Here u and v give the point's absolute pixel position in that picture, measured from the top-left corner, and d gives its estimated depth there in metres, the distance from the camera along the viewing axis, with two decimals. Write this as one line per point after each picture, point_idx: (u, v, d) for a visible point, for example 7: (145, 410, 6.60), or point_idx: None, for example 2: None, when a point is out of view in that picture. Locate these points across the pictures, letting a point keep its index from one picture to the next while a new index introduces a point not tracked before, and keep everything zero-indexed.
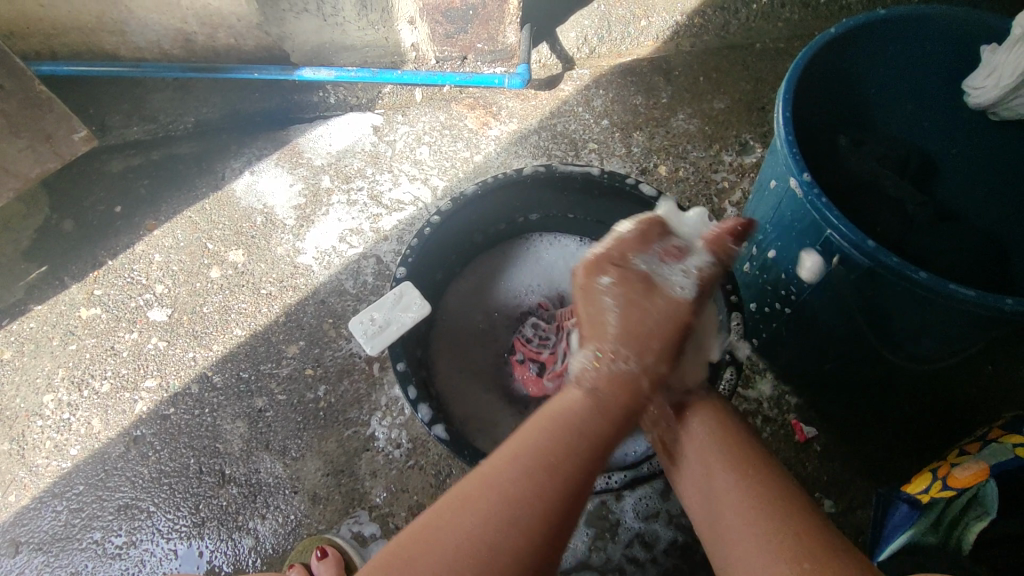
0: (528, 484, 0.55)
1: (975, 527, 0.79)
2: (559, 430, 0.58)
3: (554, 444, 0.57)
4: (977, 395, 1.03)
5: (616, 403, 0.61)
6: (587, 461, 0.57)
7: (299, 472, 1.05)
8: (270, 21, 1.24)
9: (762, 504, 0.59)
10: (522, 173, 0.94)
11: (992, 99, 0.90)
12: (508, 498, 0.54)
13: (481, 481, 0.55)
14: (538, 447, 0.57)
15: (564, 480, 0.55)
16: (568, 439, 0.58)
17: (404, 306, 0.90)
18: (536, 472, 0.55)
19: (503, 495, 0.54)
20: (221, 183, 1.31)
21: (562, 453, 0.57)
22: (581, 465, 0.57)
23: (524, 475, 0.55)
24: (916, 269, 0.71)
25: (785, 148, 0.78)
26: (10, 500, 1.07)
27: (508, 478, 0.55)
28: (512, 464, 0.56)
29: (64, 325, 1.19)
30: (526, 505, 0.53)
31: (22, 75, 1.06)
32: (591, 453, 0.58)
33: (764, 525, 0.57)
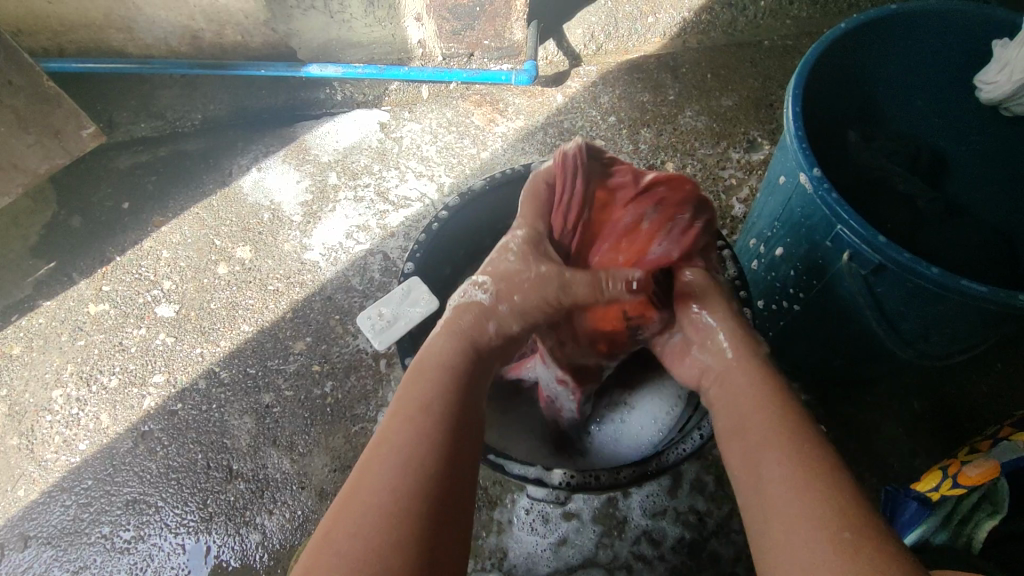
0: (414, 436, 0.57)
1: (985, 524, 0.79)
2: (430, 383, 0.62)
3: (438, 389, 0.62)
4: (987, 393, 1.03)
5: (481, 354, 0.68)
6: (460, 402, 0.62)
7: (306, 468, 1.05)
8: (277, 17, 1.24)
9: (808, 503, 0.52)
10: (531, 168, 0.95)
11: (1004, 93, 0.89)
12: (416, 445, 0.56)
13: (374, 456, 0.56)
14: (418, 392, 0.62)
15: (444, 423, 0.59)
16: (450, 395, 0.62)
17: (413, 301, 0.90)
18: (424, 415, 0.59)
19: (402, 463, 0.55)
20: (228, 180, 1.31)
21: (436, 403, 0.61)
22: (459, 411, 0.61)
23: (412, 436, 0.57)
24: (928, 265, 0.70)
25: (795, 143, 0.78)
26: (19, 494, 1.07)
27: (400, 431, 0.58)
28: (400, 428, 0.58)
29: (73, 321, 1.20)
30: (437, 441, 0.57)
31: (32, 71, 1.07)
32: (453, 394, 0.62)
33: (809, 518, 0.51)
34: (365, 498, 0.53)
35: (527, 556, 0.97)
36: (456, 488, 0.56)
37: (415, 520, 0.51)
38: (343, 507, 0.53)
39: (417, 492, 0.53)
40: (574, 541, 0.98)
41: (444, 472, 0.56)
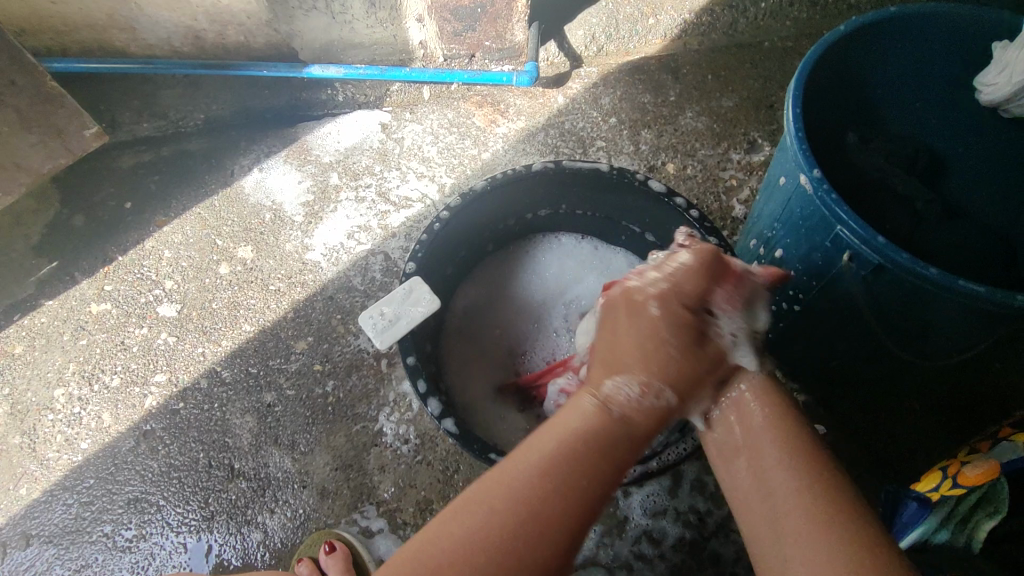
0: (553, 479, 0.53)
1: (985, 524, 0.80)
2: (580, 432, 0.56)
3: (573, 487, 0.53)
4: (987, 393, 1.03)
5: (636, 423, 0.58)
6: (603, 469, 0.55)
7: (307, 467, 1.05)
8: (280, 18, 1.25)
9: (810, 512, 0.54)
10: (531, 169, 0.93)
11: (1004, 95, 0.89)
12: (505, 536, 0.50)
13: (487, 490, 0.53)
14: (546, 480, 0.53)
15: (570, 486, 0.53)
16: (581, 448, 0.55)
17: (415, 301, 0.90)
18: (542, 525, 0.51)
19: (517, 513, 0.51)
20: (231, 180, 1.32)
21: (584, 460, 0.55)
22: (605, 481, 0.55)
23: (536, 481, 0.53)
24: (928, 265, 0.70)
25: (795, 144, 0.78)
26: (22, 493, 1.07)
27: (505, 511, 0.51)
28: (530, 464, 0.54)
29: (75, 320, 1.20)
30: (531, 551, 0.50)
31: (34, 70, 1.07)
32: (603, 463, 0.55)
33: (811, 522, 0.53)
34: (470, 526, 0.51)
35: None
36: None
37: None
38: (454, 520, 0.52)
39: (528, 546, 0.50)
40: None
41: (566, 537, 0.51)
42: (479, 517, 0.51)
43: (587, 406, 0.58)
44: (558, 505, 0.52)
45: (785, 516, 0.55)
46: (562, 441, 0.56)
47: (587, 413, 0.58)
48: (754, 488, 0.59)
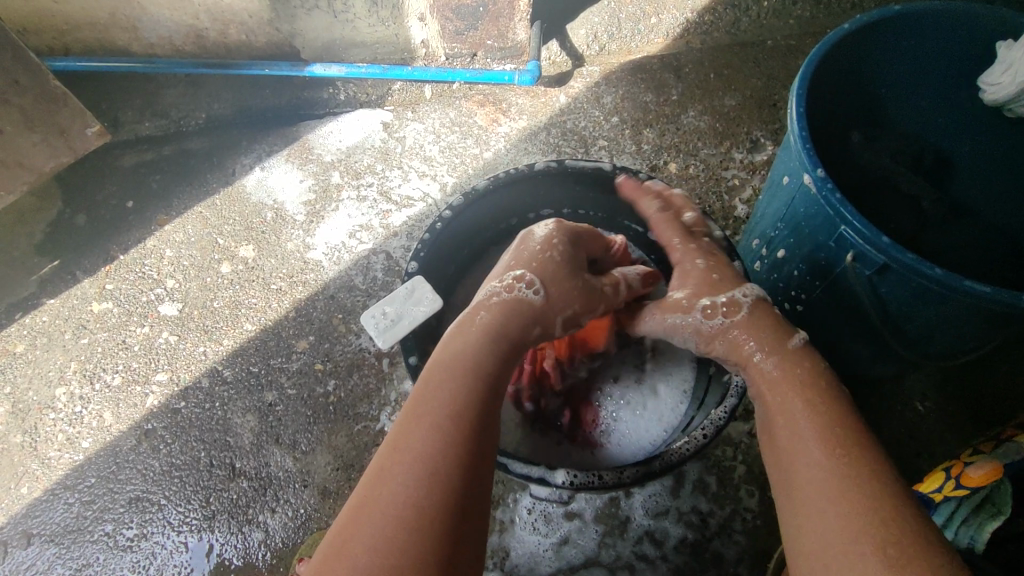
0: (443, 419, 0.61)
1: (989, 526, 0.79)
2: (453, 375, 0.65)
3: (461, 401, 0.63)
4: (991, 393, 1.02)
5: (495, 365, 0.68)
6: (481, 400, 0.64)
7: (309, 467, 1.05)
8: (281, 17, 1.24)
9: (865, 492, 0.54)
10: (534, 168, 0.94)
11: (1008, 96, 0.89)
12: (429, 458, 0.58)
13: (393, 460, 0.58)
14: (442, 405, 0.62)
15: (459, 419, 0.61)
16: (457, 388, 0.64)
17: (417, 299, 0.90)
18: (443, 430, 0.60)
19: (426, 463, 0.57)
20: (232, 179, 1.31)
21: (463, 397, 0.63)
22: (484, 409, 0.63)
23: (432, 430, 0.60)
24: (932, 265, 0.70)
25: (799, 143, 0.78)
26: (23, 492, 1.07)
27: (419, 440, 0.59)
28: (428, 419, 0.61)
29: (76, 319, 1.20)
30: (443, 460, 0.58)
31: (36, 69, 1.07)
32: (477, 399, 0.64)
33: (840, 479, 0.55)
34: (395, 476, 0.57)
35: (529, 556, 0.98)
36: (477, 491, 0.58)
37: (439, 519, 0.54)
38: (373, 489, 0.56)
39: (442, 494, 0.56)
40: (577, 541, 0.98)
41: (470, 475, 0.58)
42: (398, 456, 0.58)
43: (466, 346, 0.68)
44: (458, 443, 0.59)
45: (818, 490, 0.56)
46: (451, 371, 0.65)
47: (468, 338, 0.69)
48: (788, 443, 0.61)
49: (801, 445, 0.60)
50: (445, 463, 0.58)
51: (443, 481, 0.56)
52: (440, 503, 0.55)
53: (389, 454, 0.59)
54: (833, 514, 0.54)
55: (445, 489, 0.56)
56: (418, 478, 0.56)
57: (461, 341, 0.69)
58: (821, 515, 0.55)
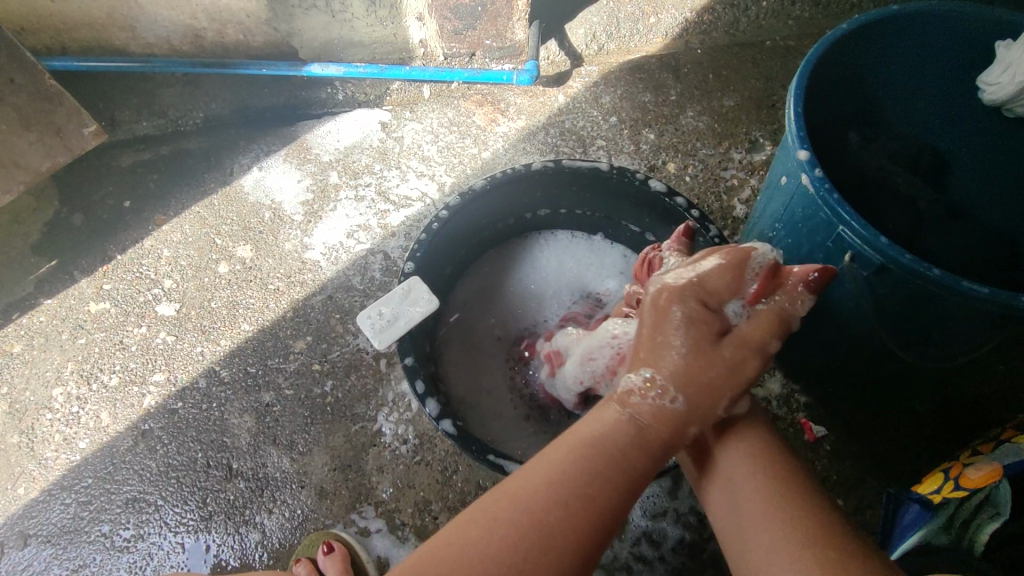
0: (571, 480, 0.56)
1: (988, 526, 0.78)
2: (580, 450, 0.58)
3: (587, 474, 0.57)
4: (989, 394, 1.02)
5: (658, 430, 0.60)
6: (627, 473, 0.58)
7: (306, 467, 1.05)
8: (279, 16, 1.24)
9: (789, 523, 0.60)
10: (531, 168, 0.93)
11: (1007, 95, 0.89)
12: (531, 532, 0.53)
13: (506, 500, 0.56)
14: (577, 470, 0.57)
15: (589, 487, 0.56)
16: (588, 442, 0.59)
17: (412, 300, 0.90)
18: (565, 505, 0.55)
19: (531, 524, 0.54)
20: (230, 179, 1.31)
21: (598, 460, 0.58)
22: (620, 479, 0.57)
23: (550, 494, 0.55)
24: (930, 266, 0.70)
25: (796, 144, 0.78)
26: (20, 492, 1.07)
27: (537, 503, 0.55)
28: (541, 491, 0.55)
29: (73, 319, 1.20)
30: (554, 535, 0.53)
31: (32, 67, 1.06)
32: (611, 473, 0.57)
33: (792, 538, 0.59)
34: (491, 542, 0.53)
35: None
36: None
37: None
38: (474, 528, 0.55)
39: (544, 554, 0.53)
40: None
41: (579, 547, 0.54)
42: (508, 505, 0.55)
43: (614, 415, 0.60)
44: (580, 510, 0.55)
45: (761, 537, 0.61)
46: (576, 444, 0.59)
47: (606, 419, 0.61)
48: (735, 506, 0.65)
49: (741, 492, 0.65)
50: (549, 539, 0.53)
51: (530, 552, 0.53)
52: (538, 573, 0.52)
53: (499, 506, 0.55)
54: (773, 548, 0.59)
55: (544, 562, 0.52)
56: (514, 533, 0.53)
57: (598, 418, 0.61)
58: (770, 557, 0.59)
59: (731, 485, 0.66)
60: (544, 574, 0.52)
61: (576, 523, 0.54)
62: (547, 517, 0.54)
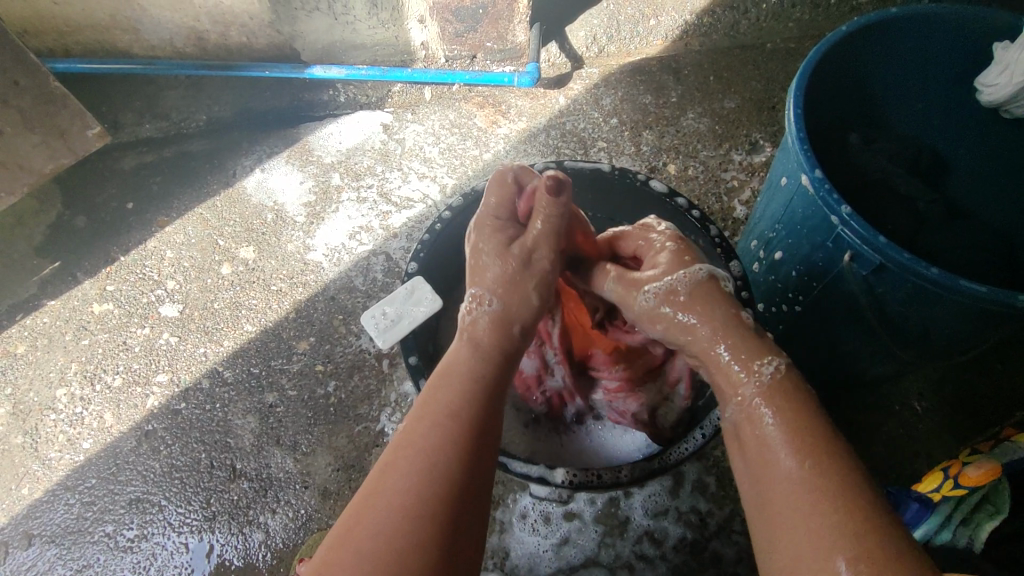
0: (436, 439, 0.59)
1: (987, 525, 0.80)
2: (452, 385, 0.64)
3: (461, 403, 0.63)
4: (987, 393, 1.03)
5: (481, 372, 0.66)
6: (473, 420, 0.62)
7: (309, 467, 1.05)
8: (282, 19, 1.25)
9: (818, 486, 0.52)
10: (533, 169, 0.94)
11: (1006, 96, 0.90)
12: (427, 469, 0.57)
13: (401, 448, 0.59)
14: (452, 405, 0.62)
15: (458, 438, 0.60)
16: (481, 384, 0.65)
17: (416, 300, 0.90)
18: (444, 427, 0.60)
19: (425, 465, 0.57)
20: (233, 181, 1.32)
21: (465, 413, 0.62)
22: (486, 422, 0.62)
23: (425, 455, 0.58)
24: (928, 265, 0.70)
25: (796, 145, 0.78)
26: (24, 493, 1.08)
27: (422, 436, 0.59)
28: (423, 432, 0.60)
29: (77, 321, 1.20)
30: (443, 465, 0.57)
31: (37, 70, 1.07)
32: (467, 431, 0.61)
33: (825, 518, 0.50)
34: (390, 489, 0.56)
35: (529, 556, 0.98)
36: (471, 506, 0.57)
37: (428, 519, 0.54)
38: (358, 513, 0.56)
39: (432, 519, 0.54)
40: (576, 542, 0.98)
41: (463, 480, 0.57)
42: (394, 468, 0.58)
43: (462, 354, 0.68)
44: (448, 470, 0.57)
45: (791, 496, 0.53)
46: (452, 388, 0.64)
47: (460, 356, 0.69)
48: (754, 460, 0.58)
49: (768, 450, 0.57)
50: (442, 470, 0.57)
51: (426, 490, 0.56)
52: (439, 508, 0.55)
53: (393, 455, 0.59)
54: (800, 522, 0.51)
55: (438, 494, 0.55)
56: (416, 481, 0.56)
57: (456, 359, 0.68)
58: (794, 526, 0.52)
59: (761, 438, 0.58)
60: (441, 509, 0.55)
61: (463, 456, 0.58)
62: (440, 461, 0.57)
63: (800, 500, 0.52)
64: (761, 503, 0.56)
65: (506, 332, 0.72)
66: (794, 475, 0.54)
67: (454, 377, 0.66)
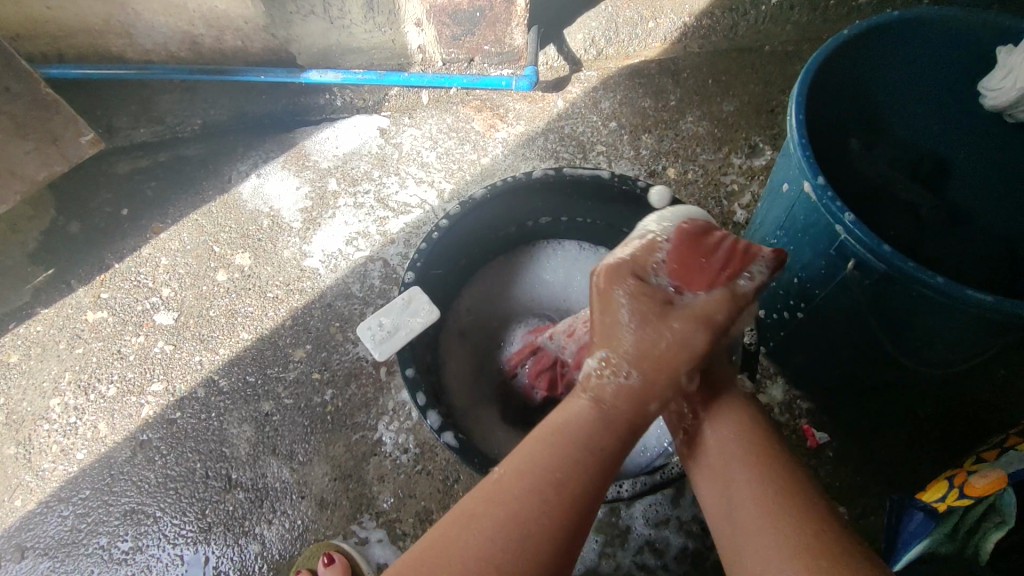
0: (530, 514, 0.52)
1: (993, 536, 0.77)
2: (566, 448, 0.56)
3: (568, 472, 0.55)
4: (990, 399, 1.02)
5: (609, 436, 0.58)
6: (575, 503, 0.53)
7: (305, 477, 1.04)
8: (277, 23, 1.24)
9: (770, 507, 0.56)
10: (532, 177, 0.92)
11: (1009, 100, 0.89)
12: (511, 526, 0.51)
13: (486, 496, 0.54)
14: (563, 465, 0.55)
15: (557, 523, 0.52)
16: (598, 454, 0.57)
17: (413, 310, 0.89)
18: (541, 493, 0.53)
19: (513, 527, 0.51)
20: (228, 186, 1.31)
21: (570, 484, 0.54)
22: (592, 497, 0.54)
23: (513, 540, 0.51)
24: (933, 274, 0.69)
25: (798, 151, 0.77)
26: (17, 504, 1.06)
27: (519, 497, 0.53)
28: (518, 489, 0.53)
29: (71, 329, 1.19)
30: (536, 537, 0.51)
31: (29, 77, 1.06)
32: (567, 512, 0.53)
33: (780, 514, 0.55)
34: (470, 540, 0.51)
35: None
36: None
37: None
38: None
39: None
40: None
41: (552, 564, 0.51)
42: (481, 510, 0.53)
43: (585, 412, 0.59)
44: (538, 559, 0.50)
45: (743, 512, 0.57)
46: (563, 452, 0.56)
47: (576, 411, 0.60)
48: (717, 464, 0.63)
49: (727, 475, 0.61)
50: (529, 537, 0.51)
51: (514, 549, 0.50)
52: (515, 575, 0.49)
53: (483, 501, 0.54)
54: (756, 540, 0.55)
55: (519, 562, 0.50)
56: (497, 533, 0.51)
57: (571, 416, 0.59)
58: (750, 540, 0.55)
59: (715, 462, 0.63)
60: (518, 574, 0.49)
61: (560, 532, 0.52)
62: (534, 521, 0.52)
63: (763, 513, 0.56)
64: (723, 506, 0.60)
65: (642, 410, 0.60)
66: (757, 493, 0.58)
67: (565, 440, 0.57)
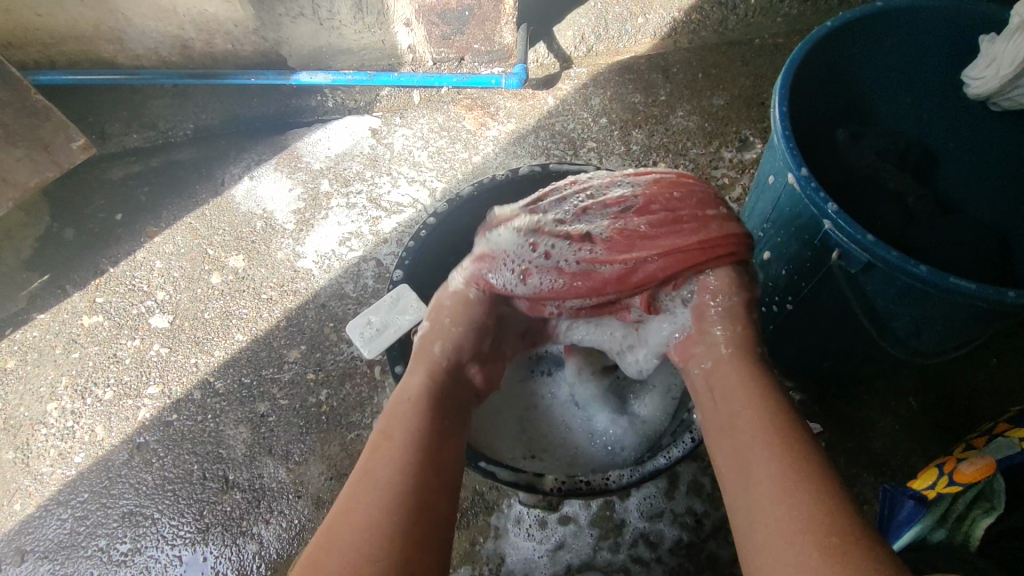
0: (395, 470, 0.62)
1: (983, 522, 0.79)
2: (410, 412, 0.68)
3: (416, 430, 0.66)
4: (980, 387, 1.03)
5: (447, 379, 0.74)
6: (435, 438, 0.67)
7: (302, 477, 1.05)
8: (267, 25, 1.25)
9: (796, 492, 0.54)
10: (519, 173, 0.93)
11: (991, 88, 0.90)
12: (391, 479, 0.61)
13: (366, 471, 0.62)
14: (407, 422, 0.67)
15: (427, 446, 0.65)
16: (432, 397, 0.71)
17: (401, 309, 0.89)
18: (401, 454, 0.63)
19: (388, 479, 0.61)
20: (220, 190, 1.31)
21: (417, 436, 0.65)
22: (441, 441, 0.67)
23: (396, 469, 0.62)
24: (917, 263, 0.70)
25: (782, 143, 0.78)
26: (16, 509, 1.07)
27: (383, 465, 0.62)
28: (384, 454, 0.63)
29: (66, 333, 1.20)
30: (409, 490, 0.60)
31: (17, 83, 1.06)
32: (426, 463, 0.64)
33: (791, 525, 0.52)
34: (357, 513, 0.58)
35: (525, 562, 0.97)
36: (432, 515, 0.60)
37: (397, 526, 0.57)
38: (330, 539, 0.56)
39: (397, 540, 0.56)
40: (572, 546, 0.98)
41: (425, 495, 0.61)
42: (363, 486, 0.60)
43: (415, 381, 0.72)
44: (407, 495, 0.60)
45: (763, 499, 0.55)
46: (408, 413, 0.68)
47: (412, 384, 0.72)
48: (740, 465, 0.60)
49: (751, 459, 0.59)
50: (405, 492, 0.60)
51: (395, 499, 0.59)
52: (405, 523, 0.57)
53: (359, 479, 0.61)
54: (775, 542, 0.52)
55: (406, 511, 0.58)
56: (383, 500, 0.59)
57: (409, 387, 0.72)
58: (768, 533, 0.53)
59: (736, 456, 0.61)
60: (407, 522, 0.57)
61: (420, 471, 0.62)
62: (400, 472, 0.61)
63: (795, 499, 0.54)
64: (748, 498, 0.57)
65: (428, 351, 0.75)
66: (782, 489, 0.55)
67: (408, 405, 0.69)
